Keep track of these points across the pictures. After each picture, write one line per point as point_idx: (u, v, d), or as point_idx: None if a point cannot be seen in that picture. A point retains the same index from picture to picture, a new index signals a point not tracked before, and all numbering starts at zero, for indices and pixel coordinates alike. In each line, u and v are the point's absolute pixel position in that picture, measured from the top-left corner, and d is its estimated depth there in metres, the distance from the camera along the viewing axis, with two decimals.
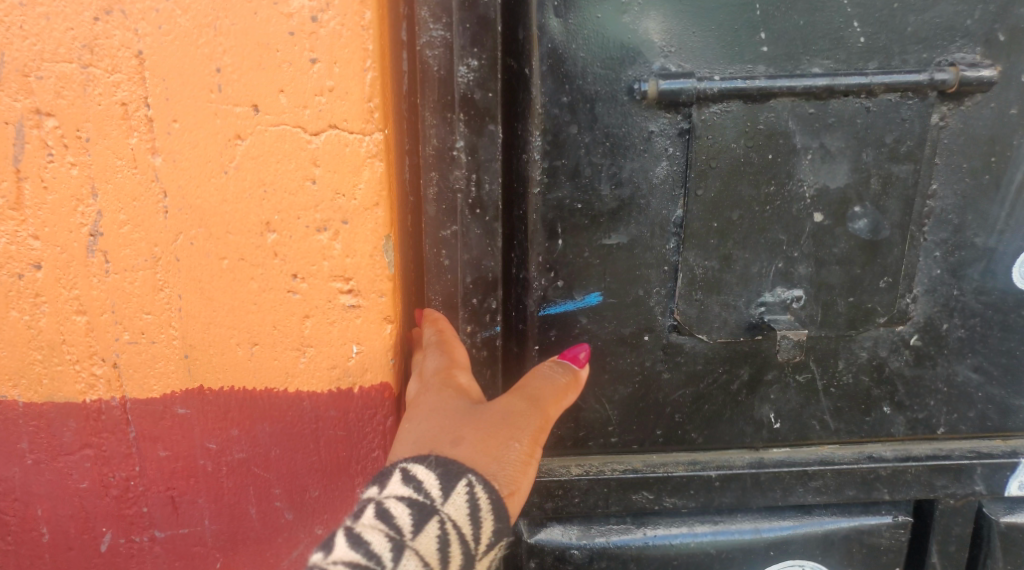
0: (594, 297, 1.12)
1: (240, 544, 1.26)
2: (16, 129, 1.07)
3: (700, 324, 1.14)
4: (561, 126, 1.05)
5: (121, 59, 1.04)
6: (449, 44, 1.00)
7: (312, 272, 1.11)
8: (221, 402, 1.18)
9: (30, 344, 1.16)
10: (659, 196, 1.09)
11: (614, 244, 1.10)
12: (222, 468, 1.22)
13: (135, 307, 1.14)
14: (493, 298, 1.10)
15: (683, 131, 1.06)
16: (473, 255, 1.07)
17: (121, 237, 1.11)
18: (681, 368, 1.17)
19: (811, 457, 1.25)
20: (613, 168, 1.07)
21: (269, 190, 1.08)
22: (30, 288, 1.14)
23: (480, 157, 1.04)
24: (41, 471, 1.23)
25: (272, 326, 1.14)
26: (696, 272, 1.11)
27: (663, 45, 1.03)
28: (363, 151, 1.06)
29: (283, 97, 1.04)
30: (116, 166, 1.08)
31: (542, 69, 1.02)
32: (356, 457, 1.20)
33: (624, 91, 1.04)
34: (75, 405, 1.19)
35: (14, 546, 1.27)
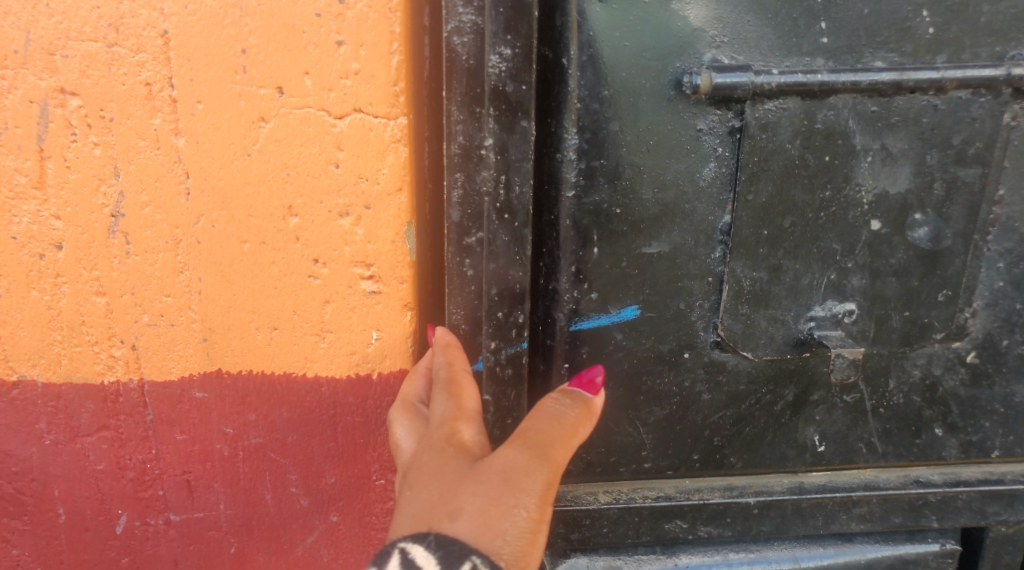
0: (631, 310, 1.01)
1: (255, 530, 1.20)
2: (39, 107, 1.00)
3: (745, 342, 1.03)
4: (601, 122, 0.93)
5: (146, 39, 0.97)
6: (480, 31, 0.90)
7: (333, 258, 1.04)
8: (236, 387, 1.11)
9: (49, 325, 1.09)
10: (706, 201, 0.98)
11: (654, 253, 0.99)
12: (238, 453, 1.15)
13: (155, 289, 1.07)
14: (520, 311, 1.00)
15: (733, 129, 0.96)
16: (499, 264, 0.97)
17: (143, 219, 1.04)
18: (723, 389, 1.07)
19: (854, 481, 1.15)
20: (656, 170, 0.96)
21: (292, 173, 1.01)
22: (50, 268, 1.06)
23: (510, 157, 0.94)
24: (58, 452, 1.16)
25: (293, 310, 1.07)
26: (744, 284, 1.01)
27: (715, 34, 0.92)
28: (388, 136, 0.99)
29: (308, 79, 0.97)
30: (139, 146, 1.01)
31: (581, 59, 0.91)
32: (375, 444, 1.14)
33: (671, 85, 0.93)
34: (94, 387, 1.12)
35: (28, 527, 1.21)
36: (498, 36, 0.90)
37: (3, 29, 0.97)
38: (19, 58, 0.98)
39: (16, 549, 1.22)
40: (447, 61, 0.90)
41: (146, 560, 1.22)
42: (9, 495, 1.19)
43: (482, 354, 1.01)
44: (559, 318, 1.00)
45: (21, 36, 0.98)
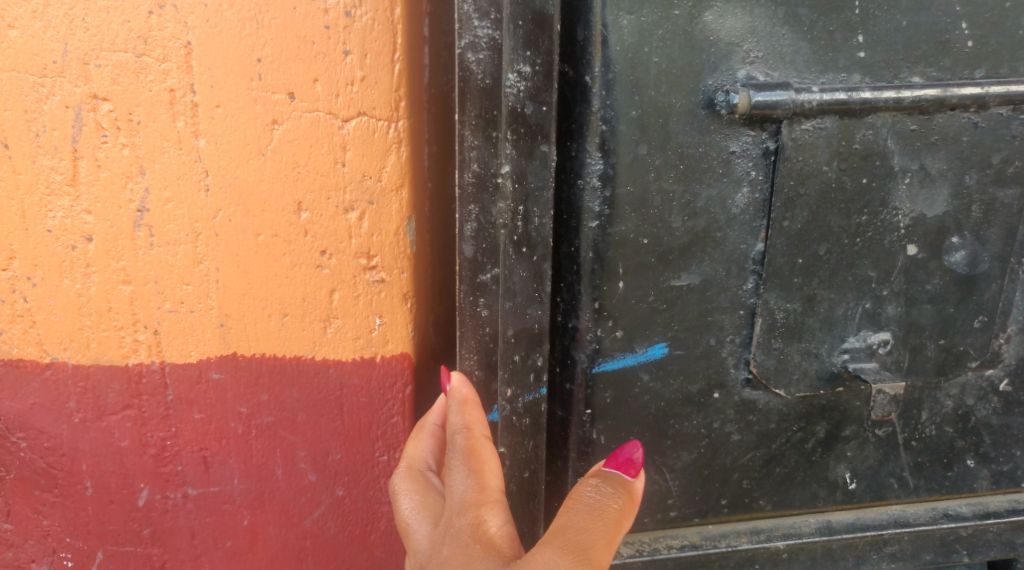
0: (659, 348, 0.92)
1: (266, 504, 1.10)
2: (74, 113, 0.96)
3: (778, 378, 0.96)
4: (628, 145, 0.85)
5: (169, 49, 0.94)
6: (497, 47, 0.84)
7: (340, 248, 1.00)
8: (251, 367, 1.04)
9: (80, 311, 1.02)
10: (738, 229, 0.90)
11: (683, 285, 0.91)
12: (251, 432, 1.07)
13: (175, 279, 1.01)
14: (538, 355, 0.91)
15: (768, 151, 0.88)
16: (517, 302, 0.90)
17: (168, 215, 0.99)
18: (753, 428, 0.98)
19: (884, 518, 1.07)
20: (686, 196, 0.88)
21: (303, 172, 0.98)
22: (81, 258, 1.00)
23: (529, 186, 0.86)
24: (85, 429, 1.07)
25: (301, 297, 1.02)
26: (777, 316, 0.93)
27: (749, 48, 0.85)
28: (392, 137, 0.98)
29: (318, 86, 0.95)
30: (163, 146, 0.97)
31: (606, 77, 0.83)
32: (382, 423, 1.07)
33: (704, 104, 0.86)
34: (118, 369, 1.04)
35: (58, 499, 1.09)
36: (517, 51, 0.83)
37: (43, 42, 0.94)
38: (57, 68, 0.94)
39: (45, 519, 1.10)
40: (461, 81, 0.85)
41: (167, 535, 1.11)
42: (34, 469, 1.08)
43: (499, 403, 0.93)
44: (580, 359, 0.91)
45: (59, 48, 0.94)
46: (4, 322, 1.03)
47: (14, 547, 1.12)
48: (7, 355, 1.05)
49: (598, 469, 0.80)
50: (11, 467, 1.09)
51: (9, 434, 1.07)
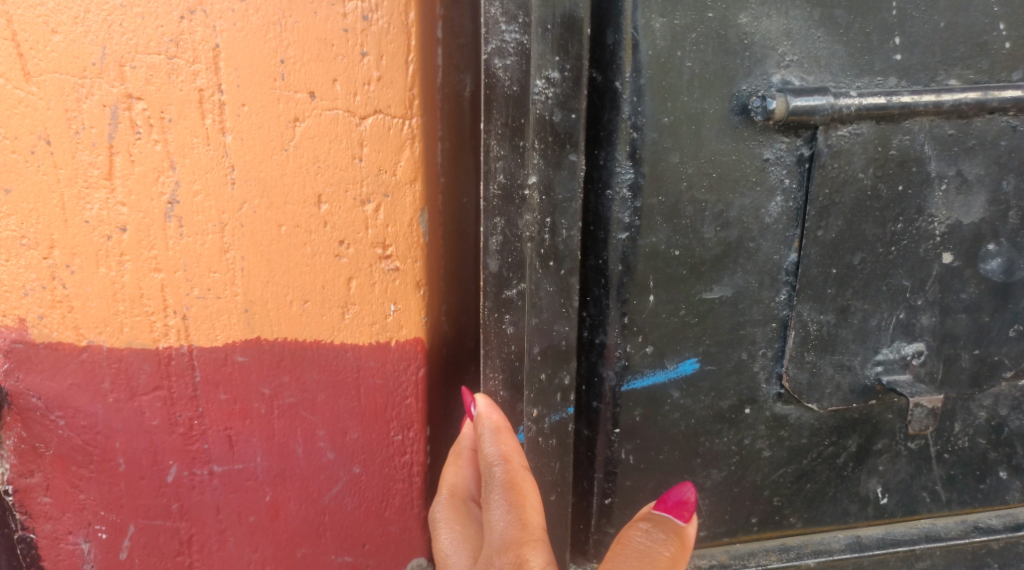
0: (689, 364, 0.89)
1: (286, 482, 1.07)
2: (111, 112, 0.93)
3: (811, 392, 0.92)
4: (660, 154, 0.82)
5: (199, 51, 0.92)
6: (524, 51, 0.83)
7: (358, 238, 0.98)
8: (274, 351, 1.01)
9: (114, 297, 1.00)
10: (771, 239, 0.87)
11: (715, 298, 0.88)
12: (272, 412, 1.04)
13: (203, 266, 0.99)
14: (565, 372, 0.89)
15: (802, 158, 0.85)
16: (542, 319, 0.87)
17: (197, 207, 0.97)
18: (784, 444, 0.95)
19: (914, 532, 1.04)
20: (718, 206, 0.85)
21: (322, 167, 0.96)
22: (115, 247, 0.98)
23: (557, 197, 0.84)
24: (119, 408, 1.03)
25: (320, 284, 1.00)
26: (810, 329, 0.90)
27: (784, 52, 0.82)
28: (406, 134, 0.96)
29: (337, 86, 0.94)
30: (192, 143, 0.95)
31: (637, 82, 0.80)
32: (398, 404, 1.04)
33: (737, 111, 0.83)
34: (150, 352, 1.01)
35: (92, 476, 1.05)
36: (545, 56, 0.81)
37: (82, 45, 0.92)
38: (96, 70, 0.92)
39: (82, 494, 1.06)
40: (488, 87, 0.86)
41: (194, 510, 1.07)
42: (72, 445, 1.04)
43: (526, 424, 0.91)
44: (608, 376, 0.88)
45: (98, 51, 0.92)
46: (45, 306, 1.00)
47: (50, 519, 1.07)
48: (45, 338, 1.01)
49: (647, 511, 0.79)
50: (49, 443, 1.04)
51: (46, 412, 1.03)
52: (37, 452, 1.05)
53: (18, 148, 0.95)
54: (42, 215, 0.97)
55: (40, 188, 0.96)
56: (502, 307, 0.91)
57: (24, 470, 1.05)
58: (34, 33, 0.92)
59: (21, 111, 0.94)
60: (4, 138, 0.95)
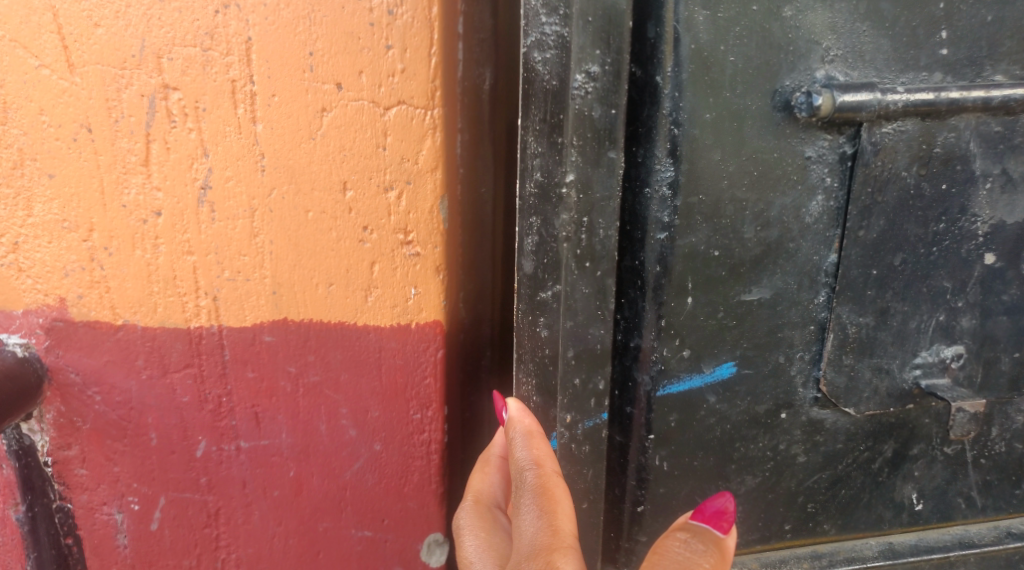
0: (726, 367, 0.87)
1: (309, 460, 1.05)
2: (149, 101, 0.93)
3: (848, 396, 0.89)
4: (701, 151, 0.80)
5: (233, 44, 0.91)
6: (565, 44, 0.77)
7: (381, 224, 0.97)
8: (300, 332, 1.00)
9: (149, 278, 0.99)
10: (811, 239, 0.85)
11: (754, 300, 0.85)
12: (298, 389, 1.02)
13: (233, 250, 0.98)
14: (600, 377, 0.86)
15: (845, 156, 0.82)
16: (578, 321, 0.84)
17: (228, 192, 0.96)
18: (820, 449, 0.92)
19: (947, 538, 1.01)
20: (759, 205, 0.83)
21: (348, 156, 0.95)
22: (151, 230, 0.97)
23: (595, 196, 0.80)
24: (151, 386, 1.03)
25: (344, 268, 0.98)
26: (849, 331, 0.87)
27: (829, 46, 0.79)
28: (429, 124, 0.95)
29: (363, 77, 0.93)
30: (224, 131, 0.94)
31: (678, 77, 0.78)
32: (419, 384, 1.02)
33: (780, 107, 0.80)
34: (182, 332, 1.01)
35: (126, 450, 1.05)
36: (585, 51, 0.77)
37: (122, 37, 0.92)
38: (135, 62, 0.92)
39: (116, 466, 1.05)
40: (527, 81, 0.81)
41: (222, 484, 1.06)
42: (107, 420, 1.04)
43: (557, 430, 0.87)
44: (643, 379, 0.86)
45: (138, 43, 0.92)
46: (84, 286, 0.99)
47: (86, 490, 1.06)
48: (84, 317, 1.00)
49: (685, 522, 0.77)
50: (87, 417, 1.04)
51: (83, 387, 1.03)
52: (74, 426, 1.04)
53: (60, 135, 0.95)
54: (83, 199, 0.97)
55: (81, 174, 0.96)
56: (535, 310, 0.86)
57: (62, 442, 1.05)
58: (78, 26, 0.92)
59: (64, 100, 0.94)
60: (49, 125, 0.94)
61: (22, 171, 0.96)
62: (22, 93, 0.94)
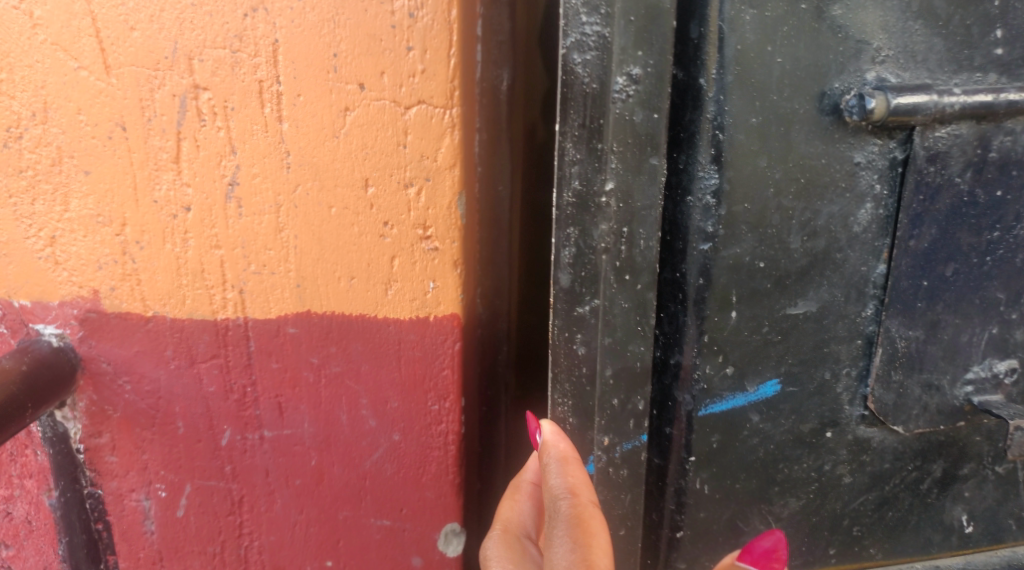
0: (771, 386, 0.83)
1: (330, 450, 1.03)
2: (180, 101, 0.92)
3: (897, 414, 0.85)
4: (747, 157, 0.76)
5: (260, 46, 0.89)
6: (607, 44, 0.74)
7: (401, 220, 0.94)
8: (323, 324, 0.98)
9: (178, 271, 0.98)
10: (859, 249, 0.80)
11: (800, 314, 0.81)
12: (320, 379, 1.00)
13: (259, 244, 0.96)
14: (640, 398, 0.82)
15: (896, 162, 0.78)
16: (617, 338, 0.80)
17: (255, 189, 0.94)
18: (866, 469, 0.88)
19: (993, 559, 0.96)
20: (806, 214, 0.79)
21: (370, 153, 0.92)
22: (181, 225, 0.96)
23: (635, 205, 0.77)
24: (179, 375, 1.01)
25: (365, 264, 0.95)
26: (898, 346, 0.83)
27: (879, 46, 0.75)
28: (448, 123, 0.91)
29: (384, 77, 0.90)
30: (251, 130, 0.92)
31: (724, 79, 0.74)
32: (437, 375, 0.99)
33: (828, 110, 0.76)
34: (210, 324, 0.99)
35: (155, 437, 1.04)
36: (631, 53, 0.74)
37: (155, 40, 0.90)
38: (169, 63, 0.91)
39: (146, 454, 1.05)
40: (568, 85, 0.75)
41: (246, 472, 1.05)
42: (137, 409, 1.03)
43: (594, 453, 0.84)
44: (684, 397, 0.83)
45: (170, 46, 0.90)
46: (116, 279, 0.98)
47: (116, 477, 1.06)
48: (116, 309, 1.00)
49: None
50: (117, 405, 1.03)
51: (115, 376, 1.02)
52: (105, 415, 1.04)
53: (97, 133, 0.93)
54: (117, 195, 0.95)
55: (115, 170, 0.95)
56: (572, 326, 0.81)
57: (94, 429, 1.04)
58: (115, 30, 0.90)
59: (101, 101, 0.92)
60: (86, 124, 0.93)
61: (59, 168, 0.95)
62: (60, 93, 0.93)
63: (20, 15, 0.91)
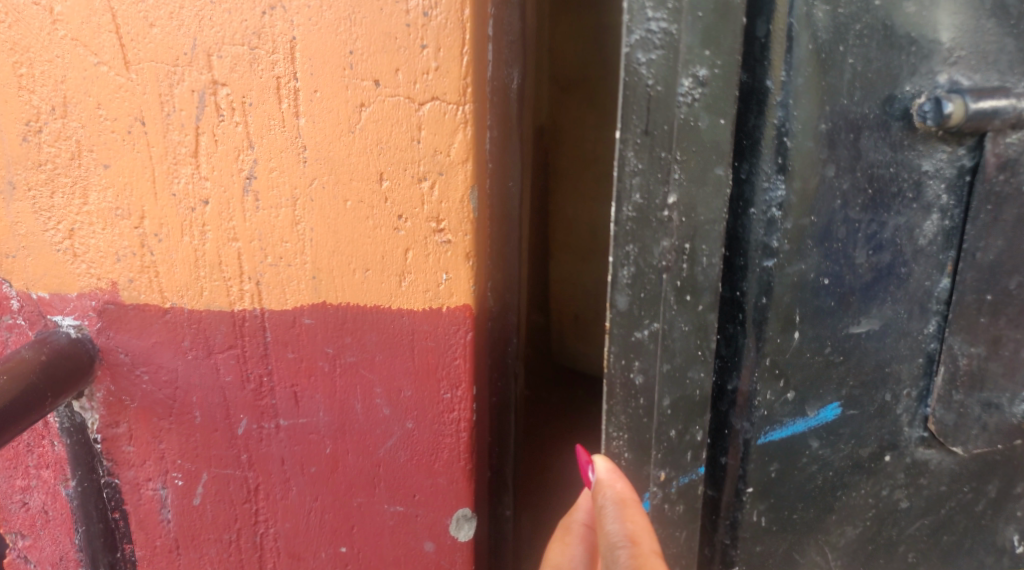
0: (832, 411, 0.78)
1: (343, 442, 0.98)
2: (198, 96, 0.89)
3: (957, 436, 0.80)
4: (818, 166, 0.71)
5: (278, 43, 0.86)
6: (674, 43, 0.65)
7: (415, 212, 0.89)
8: (338, 314, 0.94)
9: (195, 264, 0.95)
10: (924, 264, 0.76)
11: (864, 334, 0.77)
12: (335, 369, 0.96)
13: (275, 237, 0.93)
14: (699, 429, 0.76)
15: (965, 169, 0.74)
16: (677, 364, 0.72)
17: (272, 182, 0.91)
18: (923, 493, 0.83)
19: None
20: (873, 227, 0.74)
21: (384, 149, 0.88)
22: (199, 218, 0.93)
23: (699, 219, 0.70)
24: (195, 364, 0.98)
25: (379, 258, 0.91)
26: (960, 363, 0.78)
27: (952, 46, 0.72)
28: (462, 118, 0.86)
29: (400, 74, 0.86)
30: (269, 125, 0.89)
31: (791, 85, 0.69)
32: (448, 364, 0.93)
33: (899, 117, 0.72)
34: (225, 315, 0.96)
35: (173, 427, 1.01)
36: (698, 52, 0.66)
37: (172, 35, 0.88)
38: (186, 59, 0.88)
39: (162, 444, 1.01)
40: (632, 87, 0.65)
41: (261, 462, 1.01)
42: (155, 400, 1.00)
43: (650, 490, 0.75)
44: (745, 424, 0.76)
45: (188, 43, 0.88)
46: (135, 271, 0.96)
47: (133, 466, 1.03)
48: (134, 301, 0.97)
49: None
50: (134, 396, 1.00)
51: (132, 367, 0.99)
52: (123, 405, 1.01)
53: (116, 127, 0.91)
54: (136, 188, 0.93)
55: (134, 164, 0.92)
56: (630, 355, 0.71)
57: (110, 419, 1.02)
58: (135, 26, 0.88)
59: (120, 95, 0.90)
60: (106, 118, 0.91)
61: (79, 162, 0.93)
62: (80, 88, 0.90)
63: (40, 10, 0.89)
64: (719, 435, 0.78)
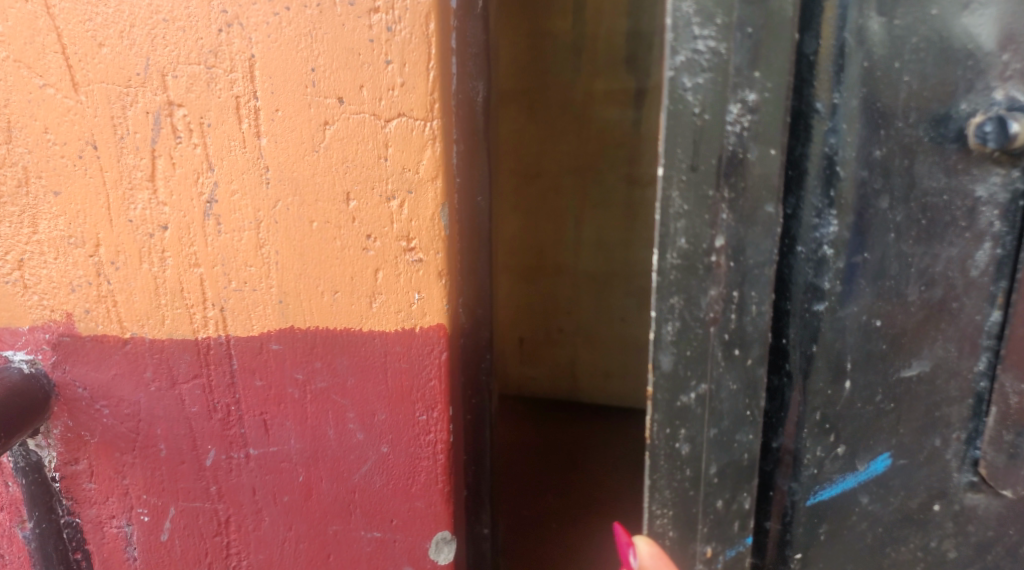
0: (880, 462, 1.26)
1: (319, 460, 1.81)
2: (153, 116, 1.65)
3: (1005, 477, 1.24)
4: (872, 201, 1.17)
5: (234, 59, 1.60)
6: (722, 64, 1.06)
7: (383, 234, 1.66)
8: (306, 338, 1.73)
9: (155, 289, 1.75)
10: (975, 296, 1.21)
11: (913, 374, 1.23)
12: (305, 394, 1.77)
13: (242, 261, 1.71)
14: (744, 498, 1.20)
15: (1012, 198, 1.18)
16: (725, 429, 1.16)
17: (234, 203, 1.68)
18: (971, 540, 1.28)
19: None
20: (926, 259, 1.20)
21: (351, 165, 1.63)
22: (157, 245, 1.72)
23: (746, 263, 1.12)
24: (161, 395, 1.81)
25: (351, 277, 1.69)
26: (1012, 404, 1.21)
27: (1009, 63, 1.14)
28: (428, 135, 1.61)
29: (364, 90, 1.59)
30: (228, 144, 1.64)
31: (824, 162, 1.16)
32: (425, 387, 1.73)
33: (954, 139, 1.17)
34: (189, 341, 1.77)
35: (130, 458, 1.85)
36: (734, 84, 1.07)
37: (130, 59, 1.62)
38: (140, 78, 1.63)
39: (123, 477, 1.87)
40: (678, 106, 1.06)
41: (231, 490, 1.86)
42: (110, 433, 1.84)
43: (697, 563, 1.18)
44: (803, 437, 1.23)
45: (142, 62, 1.62)
46: (92, 301, 1.77)
47: (94, 503, 1.89)
48: (91, 329, 1.78)
49: None
50: (92, 433, 1.84)
51: (89, 401, 1.82)
52: (82, 440, 1.85)
53: (65, 152, 1.69)
54: (82, 216, 1.72)
55: (83, 186, 1.70)
56: (677, 423, 1.14)
57: (77, 459, 1.86)
58: (84, 50, 1.63)
59: (70, 119, 1.67)
60: (51, 142, 1.68)
61: (31, 193, 1.71)
62: (25, 115, 1.67)
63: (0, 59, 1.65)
64: (765, 496, 1.26)
